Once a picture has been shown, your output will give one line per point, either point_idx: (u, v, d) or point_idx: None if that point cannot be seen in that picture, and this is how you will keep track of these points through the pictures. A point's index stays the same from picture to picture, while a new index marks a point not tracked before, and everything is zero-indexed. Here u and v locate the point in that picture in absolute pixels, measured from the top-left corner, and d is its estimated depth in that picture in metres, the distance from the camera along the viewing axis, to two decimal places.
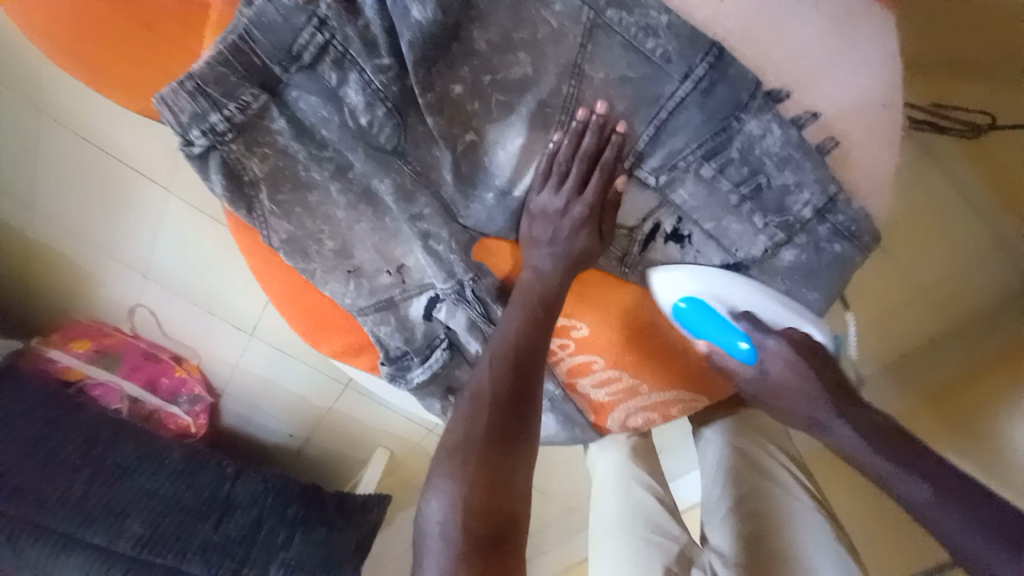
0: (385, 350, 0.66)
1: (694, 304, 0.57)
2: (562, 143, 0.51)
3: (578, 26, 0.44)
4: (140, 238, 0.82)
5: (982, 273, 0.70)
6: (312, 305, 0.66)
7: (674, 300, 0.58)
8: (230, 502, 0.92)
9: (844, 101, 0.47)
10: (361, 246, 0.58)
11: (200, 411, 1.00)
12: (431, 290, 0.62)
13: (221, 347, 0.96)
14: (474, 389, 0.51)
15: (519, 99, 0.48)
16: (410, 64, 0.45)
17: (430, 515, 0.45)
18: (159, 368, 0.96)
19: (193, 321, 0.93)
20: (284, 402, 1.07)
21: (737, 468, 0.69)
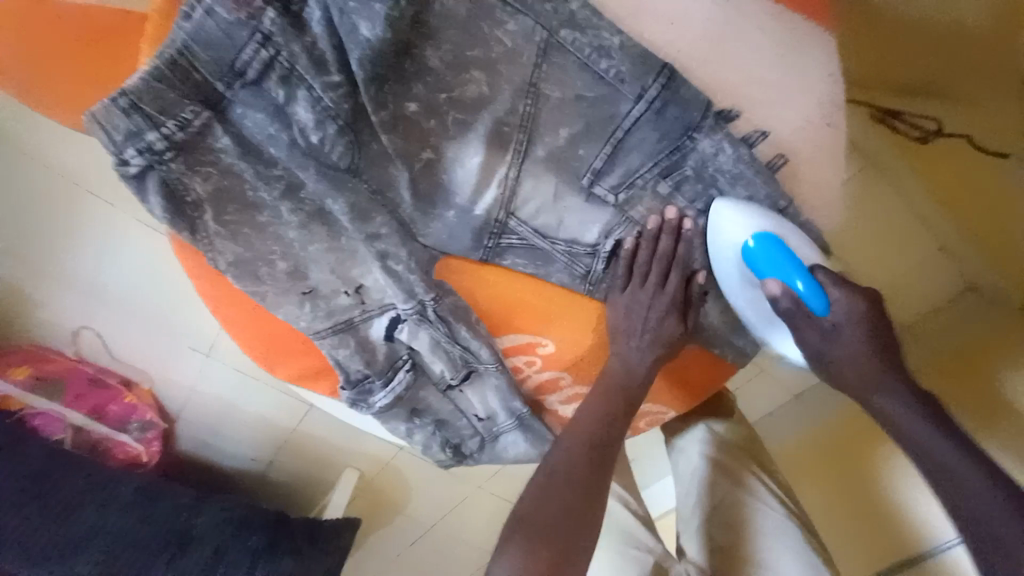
0: (345, 375, 0.63)
1: (764, 239, 0.51)
2: (521, 161, 0.50)
3: (531, 46, 0.45)
4: (84, 255, 0.77)
5: (930, 276, 0.77)
6: (267, 329, 0.63)
7: (741, 237, 0.52)
8: (191, 533, 0.78)
9: (791, 120, 0.49)
10: (316, 267, 0.56)
11: (153, 438, 0.90)
12: (392, 310, 0.60)
13: (176, 369, 0.90)
14: (551, 467, 0.56)
15: (475, 117, 0.48)
16: (360, 82, 0.44)
17: None
18: (108, 394, 0.85)
19: (142, 343, 0.86)
20: (245, 428, 1.00)
21: (714, 482, 0.69)
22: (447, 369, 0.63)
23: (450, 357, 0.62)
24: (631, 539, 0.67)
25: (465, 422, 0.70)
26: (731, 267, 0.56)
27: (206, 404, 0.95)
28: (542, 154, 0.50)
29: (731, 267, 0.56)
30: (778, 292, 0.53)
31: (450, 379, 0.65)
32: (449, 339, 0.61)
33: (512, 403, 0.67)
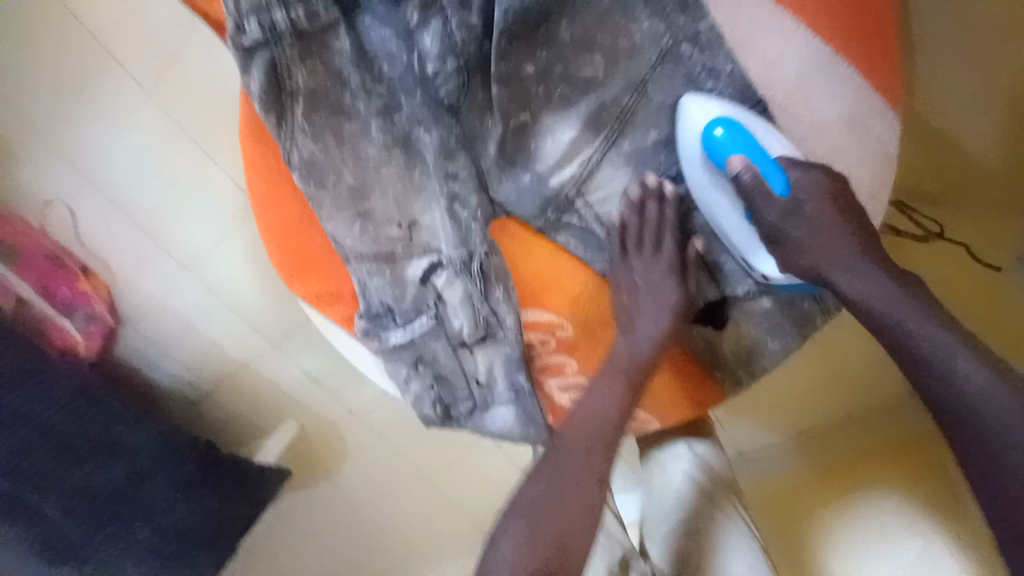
0: (366, 305, 0.64)
1: (730, 130, 0.49)
2: (606, 149, 0.54)
3: (654, 48, 0.50)
4: (91, 130, 0.73)
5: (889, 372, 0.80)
6: (304, 241, 0.64)
7: (703, 128, 0.50)
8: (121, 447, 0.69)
9: (852, 182, 0.50)
10: (381, 191, 0.56)
11: (95, 333, 0.83)
12: (433, 255, 0.62)
13: (144, 272, 0.85)
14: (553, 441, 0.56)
15: (582, 96, 0.52)
16: (496, 30, 0.48)
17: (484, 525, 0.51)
18: (61, 276, 0.79)
19: (119, 235, 0.81)
20: (195, 347, 0.95)
21: (696, 507, 0.72)
22: (466, 325, 0.65)
23: (474, 314, 0.64)
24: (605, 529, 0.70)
25: (462, 385, 0.71)
26: (694, 164, 0.53)
27: (167, 317, 0.90)
28: (627, 148, 0.54)
29: (687, 152, 0.53)
30: (741, 170, 0.50)
31: (465, 336, 0.67)
32: (479, 295, 0.63)
33: (515, 376, 0.69)
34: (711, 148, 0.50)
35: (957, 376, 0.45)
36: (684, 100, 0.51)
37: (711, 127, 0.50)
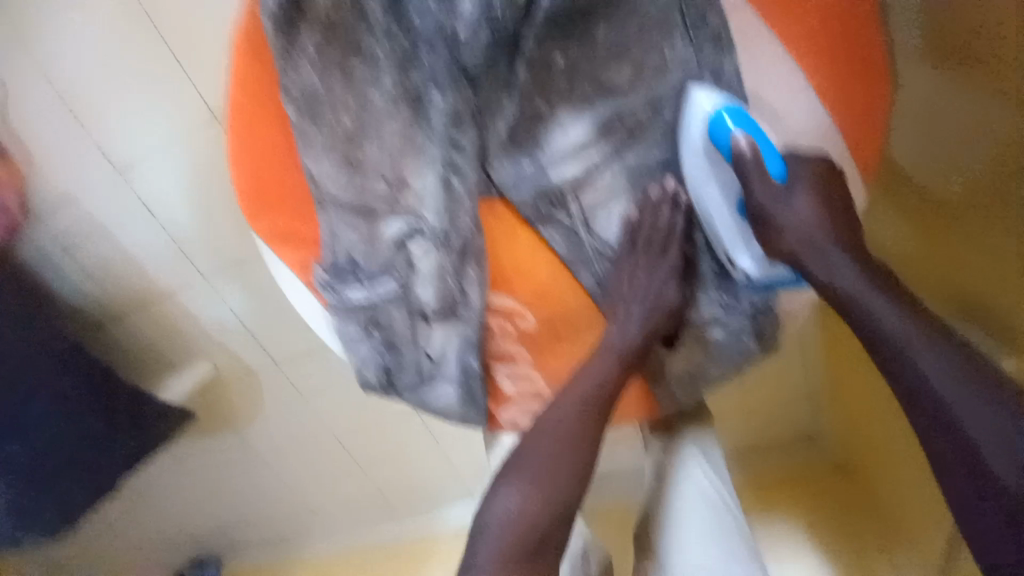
0: (331, 257, 0.61)
1: (739, 117, 0.50)
2: (610, 155, 0.55)
3: (679, 74, 0.51)
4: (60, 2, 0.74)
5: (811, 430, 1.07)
6: (272, 174, 0.58)
7: (711, 113, 0.50)
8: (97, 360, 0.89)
9: None
10: (376, 140, 0.54)
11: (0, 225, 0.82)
12: (411, 219, 0.59)
13: (72, 162, 0.83)
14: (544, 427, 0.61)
15: (601, 100, 0.53)
16: (535, 16, 0.49)
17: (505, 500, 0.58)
18: None
19: (55, 113, 0.80)
20: (112, 256, 0.92)
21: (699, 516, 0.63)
22: (432, 299, 0.64)
23: (443, 288, 0.63)
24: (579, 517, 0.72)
25: (412, 356, 0.69)
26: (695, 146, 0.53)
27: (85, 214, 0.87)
28: (629, 163, 0.56)
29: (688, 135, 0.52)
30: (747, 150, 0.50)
31: (427, 309, 0.66)
32: (452, 273, 0.62)
33: (466, 357, 0.69)
34: (715, 131, 0.50)
35: (983, 413, 0.45)
36: (690, 89, 0.51)
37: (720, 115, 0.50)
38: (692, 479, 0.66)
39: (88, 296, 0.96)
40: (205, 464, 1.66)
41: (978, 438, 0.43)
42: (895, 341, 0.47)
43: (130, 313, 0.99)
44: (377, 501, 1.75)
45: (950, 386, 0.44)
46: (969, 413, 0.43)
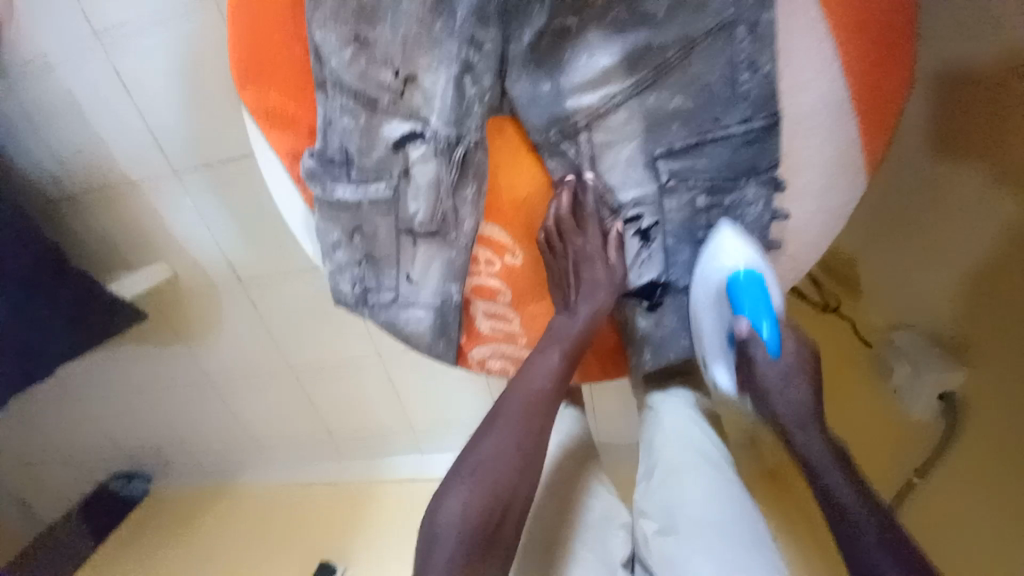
0: (322, 144, 0.57)
1: (748, 275, 0.58)
2: (633, 90, 0.53)
3: (716, 16, 0.49)
4: None
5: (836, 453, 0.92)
6: (275, 44, 0.55)
7: (731, 263, 0.59)
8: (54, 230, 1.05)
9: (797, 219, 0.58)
10: (392, 22, 0.51)
11: None
12: (417, 123, 0.56)
13: None
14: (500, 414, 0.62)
15: (632, 27, 0.51)
16: None
17: (449, 504, 0.56)
18: None
19: None
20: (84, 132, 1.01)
21: (664, 441, 0.77)
22: (422, 213, 0.61)
23: (436, 203, 0.61)
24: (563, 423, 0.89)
25: (391, 273, 0.67)
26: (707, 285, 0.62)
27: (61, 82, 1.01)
28: (648, 104, 0.54)
29: (708, 276, 0.61)
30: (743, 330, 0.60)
31: (415, 225, 0.63)
32: (448, 187, 0.60)
33: (449, 284, 0.67)
34: (730, 280, 0.59)
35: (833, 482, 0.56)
36: (720, 227, 0.60)
37: (737, 271, 0.58)
38: (670, 406, 0.81)
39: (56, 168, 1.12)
40: (151, 370, 1.60)
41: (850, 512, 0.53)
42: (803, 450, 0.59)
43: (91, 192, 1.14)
44: (326, 440, 1.72)
45: (856, 503, 0.53)
46: (846, 497, 0.54)
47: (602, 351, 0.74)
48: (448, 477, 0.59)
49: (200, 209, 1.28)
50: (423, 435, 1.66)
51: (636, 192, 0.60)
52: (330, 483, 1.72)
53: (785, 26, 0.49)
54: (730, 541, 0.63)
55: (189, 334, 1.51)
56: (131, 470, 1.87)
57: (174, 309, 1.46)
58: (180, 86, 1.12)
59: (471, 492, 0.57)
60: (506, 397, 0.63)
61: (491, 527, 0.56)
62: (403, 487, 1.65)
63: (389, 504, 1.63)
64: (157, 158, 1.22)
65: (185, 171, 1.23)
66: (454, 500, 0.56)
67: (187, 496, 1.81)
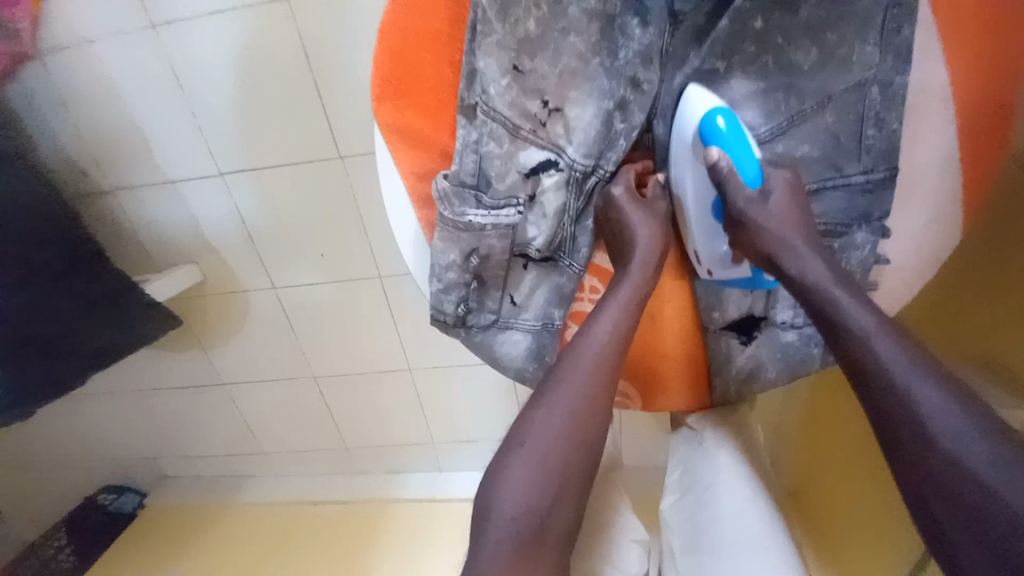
0: (458, 166, 0.57)
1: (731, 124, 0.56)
2: (763, 135, 0.58)
3: (858, 73, 0.53)
4: None
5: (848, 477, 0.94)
6: (419, 64, 0.55)
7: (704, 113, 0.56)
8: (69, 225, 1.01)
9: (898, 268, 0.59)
10: (552, 55, 0.52)
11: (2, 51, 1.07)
12: (553, 153, 0.57)
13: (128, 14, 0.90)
14: (551, 417, 0.55)
15: (779, 75, 0.55)
16: None
17: (505, 502, 0.52)
18: None
19: None
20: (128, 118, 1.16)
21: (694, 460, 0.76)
22: (542, 239, 0.61)
23: (557, 229, 0.62)
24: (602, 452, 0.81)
25: (496, 295, 0.68)
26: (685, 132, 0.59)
27: (98, 65, 1.11)
28: (777, 150, 0.58)
29: (684, 130, 0.58)
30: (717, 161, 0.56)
31: (530, 249, 0.63)
32: (573, 214, 0.61)
33: (551, 308, 0.67)
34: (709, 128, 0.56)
35: (913, 396, 0.47)
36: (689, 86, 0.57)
37: (711, 112, 0.56)
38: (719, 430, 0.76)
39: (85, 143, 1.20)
40: (161, 375, 1.54)
41: (948, 440, 0.44)
42: (887, 373, 0.48)
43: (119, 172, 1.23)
44: (340, 455, 1.67)
45: (934, 406, 0.46)
46: (940, 419, 0.45)
47: (693, 379, 0.73)
48: (494, 469, 0.55)
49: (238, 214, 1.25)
50: (440, 453, 1.62)
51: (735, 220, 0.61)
52: (337, 502, 1.65)
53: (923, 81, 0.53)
54: (753, 557, 0.65)
55: (207, 340, 1.45)
56: (122, 480, 1.78)
57: (195, 313, 1.41)
58: (235, 87, 1.09)
59: (524, 485, 0.53)
60: (549, 406, 0.56)
61: (541, 535, 0.52)
62: (415, 508, 1.60)
63: (401, 525, 1.57)
64: (201, 159, 1.19)
65: (230, 173, 1.20)
66: (499, 506, 0.52)
67: (183, 509, 1.72)
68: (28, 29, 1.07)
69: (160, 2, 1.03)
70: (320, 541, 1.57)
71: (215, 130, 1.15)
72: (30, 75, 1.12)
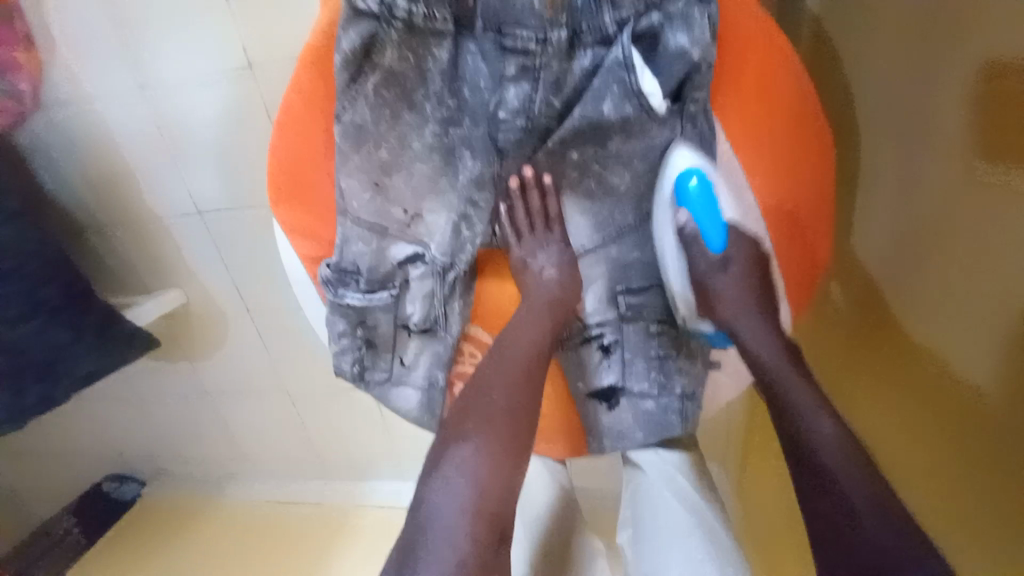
0: (338, 257, 0.68)
1: (702, 185, 0.65)
2: (587, 248, 0.72)
3: (663, 194, 0.68)
4: None
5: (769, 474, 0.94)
6: (300, 174, 0.66)
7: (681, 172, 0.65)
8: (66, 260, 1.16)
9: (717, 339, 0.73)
10: (404, 176, 0.64)
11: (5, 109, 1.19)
12: (419, 248, 0.68)
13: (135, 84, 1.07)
14: (490, 451, 0.60)
15: (603, 196, 0.68)
16: (566, 124, 0.62)
17: (436, 510, 0.57)
18: (1, 35, 1.12)
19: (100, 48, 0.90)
20: (120, 163, 1.31)
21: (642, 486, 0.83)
22: (417, 315, 0.71)
23: (428, 310, 0.71)
24: (545, 476, 0.89)
25: (387, 357, 0.76)
26: (660, 202, 0.69)
27: (92, 117, 1.25)
28: (612, 254, 0.72)
29: (664, 186, 0.67)
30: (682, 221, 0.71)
31: (410, 323, 0.73)
32: (441, 298, 0.70)
33: (433, 370, 0.76)
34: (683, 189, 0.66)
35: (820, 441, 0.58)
36: (675, 147, 0.65)
37: (686, 173, 0.65)
38: (641, 463, 0.85)
39: (83, 183, 1.35)
40: (158, 385, 1.71)
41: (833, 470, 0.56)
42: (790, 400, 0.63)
43: (112, 207, 1.38)
44: (315, 462, 1.80)
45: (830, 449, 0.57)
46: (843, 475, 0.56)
47: (571, 435, 0.82)
48: (434, 478, 0.59)
49: (219, 246, 1.39)
50: (407, 465, 1.73)
51: (583, 304, 0.73)
52: (314, 507, 1.78)
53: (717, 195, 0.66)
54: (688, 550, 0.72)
55: (195, 356, 1.61)
56: (126, 470, 1.95)
57: (184, 332, 1.57)
58: (209, 139, 1.23)
59: (464, 487, 0.58)
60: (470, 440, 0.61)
61: None
62: (383, 514, 1.72)
63: (368, 532, 1.68)
64: (184, 200, 1.33)
65: (209, 212, 1.34)
66: (433, 521, 0.56)
67: (172, 507, 1.87)
68: (29, 90, 1.20)
69: (146, 65, 1.16)
70: (292, 544, 1.69)
71: (195, 176, 1.29)
72: (40, 127, 1.27)
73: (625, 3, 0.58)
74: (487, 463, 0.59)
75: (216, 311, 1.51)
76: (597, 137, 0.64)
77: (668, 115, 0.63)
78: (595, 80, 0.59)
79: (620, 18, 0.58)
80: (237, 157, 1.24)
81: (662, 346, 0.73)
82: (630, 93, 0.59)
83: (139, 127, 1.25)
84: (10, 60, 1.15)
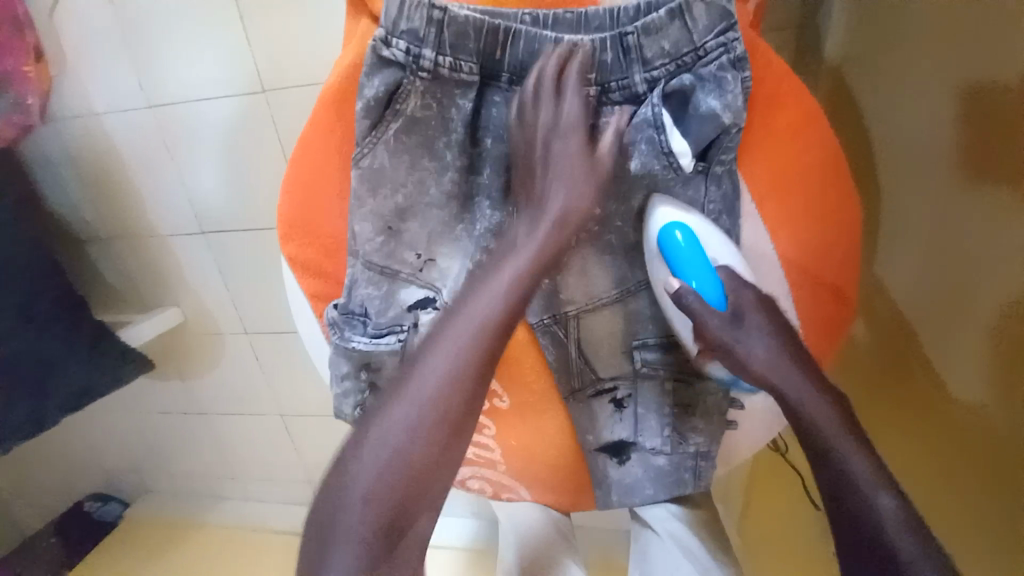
0: (347, 300, 0.65)
1: (689, 239, 0.61)
2: (607, 300, 0.69)
3: None
4: None
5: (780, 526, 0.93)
6: (314, 214, 0.65)
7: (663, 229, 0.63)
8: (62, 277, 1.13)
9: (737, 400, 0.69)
10: (420, 221, 0.63)
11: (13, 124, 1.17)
12: (432, 293, 0.65)
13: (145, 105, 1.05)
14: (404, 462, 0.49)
15: (625, 250, 0.68)
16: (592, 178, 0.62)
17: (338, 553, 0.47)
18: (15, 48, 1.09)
19: None
20: (126, 179, 1.30)
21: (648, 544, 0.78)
22: None
23: None
24: None
25: None
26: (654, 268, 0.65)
27: (100, 133, 1.24)
28: (629, 307, 0.69)
29: (650, 245, 0.64)
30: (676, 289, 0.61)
31: None
32: None
33: None
34: (671, 245, 0.62)
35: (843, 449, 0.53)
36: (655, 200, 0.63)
37: (668, 227, 0.62)
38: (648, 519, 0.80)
39: (86, 197, 1.34)
40: (150, 403, 1.67)
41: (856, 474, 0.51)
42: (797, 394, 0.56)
43: (114, 222, 1.36)
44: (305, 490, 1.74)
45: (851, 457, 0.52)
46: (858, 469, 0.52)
47: (575, 489, 0.78)
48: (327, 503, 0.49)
49: (221, 266, 1.36)
50: None
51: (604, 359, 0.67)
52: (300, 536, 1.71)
53: (749, 253, 0.64)
54: None
55: (189, 375, 1.57)
56: (111, 490, 1.89)
57: (180, 351, 1.54)
58: (219, 159, 1.21)
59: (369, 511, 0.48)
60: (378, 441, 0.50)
61: None
62: None
63: None
64: (188, 218, 1.32)
65: (213, 232, 1.32)
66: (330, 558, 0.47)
67: (153, 531, 1.80)
68: (36, 105, 1.17)
69: (158, 87, 1.16)
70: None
71: (202, 195, 1.27)
72: (45, 140, 1.27)
73: (656, 62, 0.58)
74: (389, 476, 0.49)
75: (213, 331, 1.47)
76: (625, 190, 0.64)
77: (694, 174, 0.62)
78: (624, 137, 0.60)
79: (651, 78, 0.59)
80: (245, 179, 1.23)
81: (678, 405, 0.70)
82: (659, 152, 0.60)
83: (147, 145, 1.24)
84: (19, 73, 1.11)
